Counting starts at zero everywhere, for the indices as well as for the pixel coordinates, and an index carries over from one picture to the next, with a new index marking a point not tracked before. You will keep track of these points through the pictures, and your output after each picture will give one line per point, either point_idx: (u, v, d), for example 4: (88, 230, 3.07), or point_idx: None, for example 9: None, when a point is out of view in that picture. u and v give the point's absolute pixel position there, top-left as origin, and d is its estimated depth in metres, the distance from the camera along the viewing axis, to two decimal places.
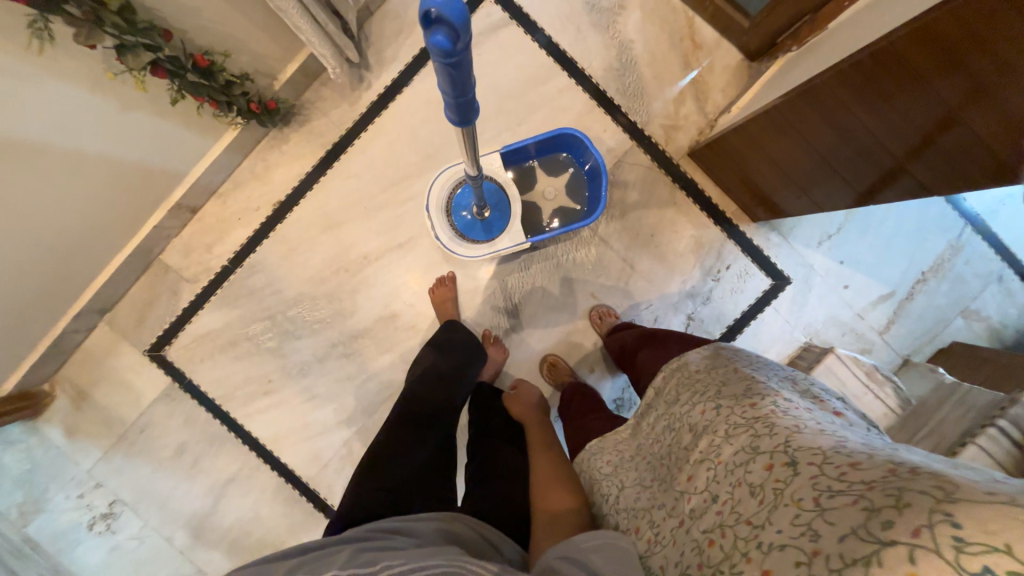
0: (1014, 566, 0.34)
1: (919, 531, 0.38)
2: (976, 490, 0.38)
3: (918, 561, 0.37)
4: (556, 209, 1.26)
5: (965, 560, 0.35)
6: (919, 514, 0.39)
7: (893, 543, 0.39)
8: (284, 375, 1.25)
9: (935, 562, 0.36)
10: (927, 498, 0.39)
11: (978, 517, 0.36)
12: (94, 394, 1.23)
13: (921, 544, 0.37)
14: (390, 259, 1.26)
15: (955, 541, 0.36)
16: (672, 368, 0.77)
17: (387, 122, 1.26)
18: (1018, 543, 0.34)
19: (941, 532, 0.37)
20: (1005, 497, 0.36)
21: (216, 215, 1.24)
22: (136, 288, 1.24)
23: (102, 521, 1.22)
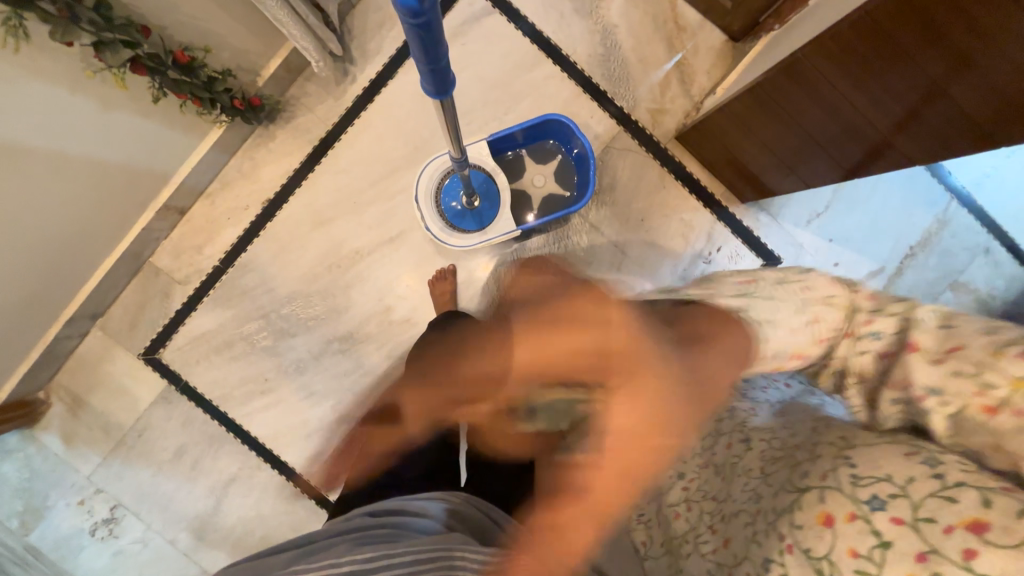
0: (893, 490, 0.44)
1: (826, 475, 0.49)
2: (873, 437, 0.50)
3: (828, 498, 0.48)
4: (546, 197, 1.26)
5: (860, 491, 0.46)
6: (829, 459, 0.51)
7: (807, 490, 0.50)
8: (281, 373, 1.24)
9: (842, 498, 0.47)
10: (835, 451, 0.51)
11: (872, 458, 0.47)
12: (90, 399, 1.23)
13: (829, 485, 0.49)
14: (382, 254, 1.26)
15: (853, 476, 0.47)
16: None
17: (373, 117, 1.26)
18: (898, 472, 0.45)
19: (841, 470, 0.48)
20: (897, 442, 0.48)
21: (205, 215, 1.24)
22: (127, 292, 1.24)
23: (104, 527, 1.22)
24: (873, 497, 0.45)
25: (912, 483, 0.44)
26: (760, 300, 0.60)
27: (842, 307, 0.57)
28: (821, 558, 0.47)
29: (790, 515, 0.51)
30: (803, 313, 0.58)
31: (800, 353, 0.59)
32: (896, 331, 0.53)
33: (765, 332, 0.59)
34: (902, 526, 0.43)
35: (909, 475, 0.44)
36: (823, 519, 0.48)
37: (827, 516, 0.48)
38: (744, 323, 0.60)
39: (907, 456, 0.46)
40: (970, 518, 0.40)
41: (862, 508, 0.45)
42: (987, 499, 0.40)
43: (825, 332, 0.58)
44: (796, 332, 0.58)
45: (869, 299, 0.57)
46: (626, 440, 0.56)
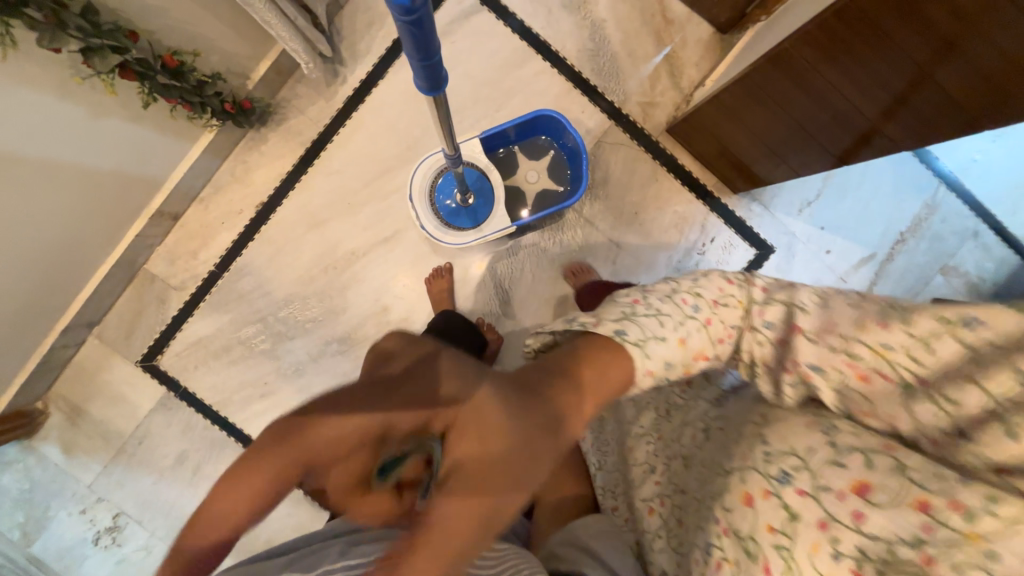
0: (796, 463, 0.53)
1: (747, 456, 0.58)
2: (781, 411, 0.59)
3: (749, 479, 0.56)
4: (539, 192, 1.27)
5: (772, 468, 0.54)
6: (749, 440, 0.59)
7: (736, 472, 0.58)
8: (280, 376, 1.24)
9: (758, 476, 0.55)
10: (755, 431, 0.59)
11: (782, 436, 0.56)
12: (88, 408, 1.23)
13: (749, 465, 0.57)
14: (377, 254, 1.26)
15: (767, 454, 0.56)
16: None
17: (365, 117, 1.26)
18: (800, 445, 0.54)
19: (759, 448, 0.57)
20: (799, 414, 0.57)
21: (199, 220, 1.23)
22: (123, 300, 1.23)
23: (107, 535, 1.22)
24: (782, 473, 0.53)
25: (810, 454, 0.52)
26: (655, 322, 0.58)
27: (743, 305, 0.61)
28: (744, 535, 0.54)
29: (722, 500, 0.58)
30: (700, 323, 0.59)
31: (704, 354, 0.60)
32: (783, 318, 0.58)
33: (663, 352, 0.57)
34: (803, 496, 0.51)
35: (810, 446, 0.53)
36: (745, 498, 0.55)
37: (747, 494, 0.55)
38: (640, 350, 0.56)
39: (807, 429, 0.54)
40: (856, 479, 0.49)
41: (774, 484, 0.53)
42: (868, 463, 0.49)
43: (727, 330, 0.61)
44: (696, 344, 0.59)
45: (760, 291, 0.61)
46: (468, 481, 0.41)
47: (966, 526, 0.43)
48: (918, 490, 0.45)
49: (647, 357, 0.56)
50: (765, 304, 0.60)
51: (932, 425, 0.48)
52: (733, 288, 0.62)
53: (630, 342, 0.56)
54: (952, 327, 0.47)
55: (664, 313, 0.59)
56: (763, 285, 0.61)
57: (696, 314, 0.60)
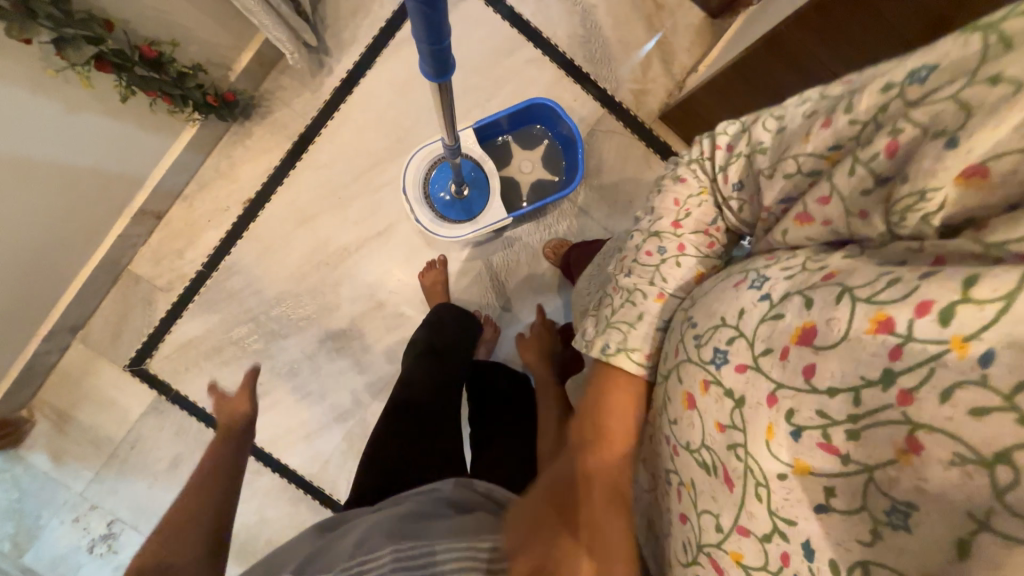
0: (732, 334, 0.41)
1: (677, 347, 0.46)
2: (711, 279, 0.47)
3: (686, 375, 0.44)
4: (534, 182, 1.25)
5: (702, 352, 0.43)
6: (678, 327, 0.48)
7: (672, 373, 0.47)
8: (275, 375, 1.22)
9: (694, 368, 0.43)
10: (682, 314, 0.48)
11: (707, 309, 0.44)
12: (76, 415, 1.19)
13: (681, 360, 0.45)
14: (371, 248, 1.24)
15: (696, 338, 0.44)
16: (576, 301, 0.87)
17: (353, 109, 1.23)
18: (729, 312, 0.42)
19: (689, 329, 0.45)
20: (731, 273, 0.45)
21: (183, 218, 1.20)
22: (106, 303, 1.19)
23: (102, 543, 1.19)
24: (715, 353, 0.42)
25: (742, 316, 0.41)
26: (628, 308, 0.52)
27: (706, 195, 0.51)
28: (697, 448, 0.43)
29: (665, 410, 0.47)
30: (673, 265, 0.51)
31: (702, 273, 0.51)
32: (746, 170, 0.46)
33: (651, 326, 0.51)
34: (745, 372, 0.40)
35: (739, 309, 0.41)
36: (686, 402, 0.44)
37: (688, 399, 0.44)
38: (626, 355, 0.52)
39: (735, 287, 0.43)
40: (798, 328, 0.37)
41: (711, 371, 0.42)
42: (808, 300, 0.37)
43: (705, 231, 0.51)
44: (685, 283, 0.51)
45: (722, 151, 0.49)
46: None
47: (944, 332, 0.29)
48: (869, 306, 0.33)
49: (636, 353, 0.52)
50: (726, 167, 0.48)
51: (880, 217, 0.35)
52: (689, 183, 0.52)
53: (614, 353, 0.52)
54: (894, 93, 0.34)
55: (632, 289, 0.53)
56: (727, 142, 0.49)
57: (668, 250, 0.51)
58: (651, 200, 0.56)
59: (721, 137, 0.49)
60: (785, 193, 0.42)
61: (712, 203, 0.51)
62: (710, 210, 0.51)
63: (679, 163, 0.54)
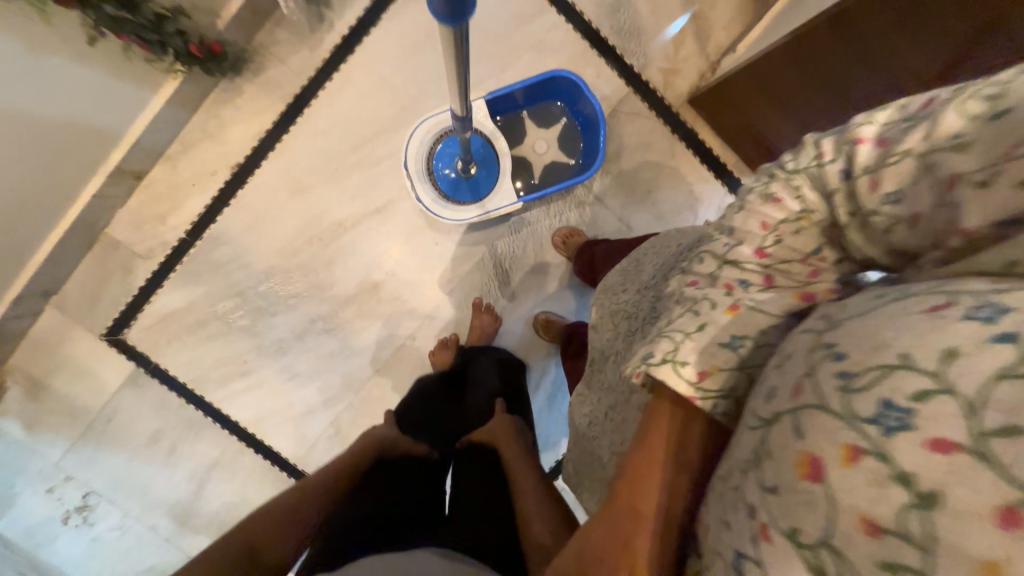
0: (930, 385, 0.27)
1: (801, 387, 0.32)
2: (863, 302, 0.33)
3: (821, 430, 0.30)
4: (549, 164, 1.16)
5: (858, 402, 0.30)
6: (797, 362, 0.34)
7: (778, 420, 0.33)
8: (261, 354, 1.16)
9: (832, 423, 0.30)
10: (812, 339, 0.34)
11: (868, 332, 0.31)
12: (51, 383, 1.13)
13: (805, 404, 0.32)
14: (368, 225, 1.16)
15: (842, 382, 0.30)
16: (602, 295, 0.79)
17: (354, 71, 1.12)
18: (919, 350, 0.28)
19: (825, 367, 0.32)
20: (908, 293, 0.31)
21: (166, 181, 1.11)
22: (84, 267, 1.11)
23: (77, 514, 1.15)
24: (887, 410, 0.28)
25: (951, 360, 0.27)
26: (688, 318, 0.42)
27: (808, 220, 0.39)
28: (819, 544, 0.30)
29: (759, 469, 0.33)
30: (757, 283, 0.40)
31: (804, 295, 0.40)
32: (915, 177, 0.33)
33: (710, 340, 0.41)
34: (950, 455, 0.26)
35: (947, 348, 0.27)
36: (808, 470, 0.30)
37: (813, 460, 0.30)
38: (673, 367, 0.41)
39: (934, 312, 0.29)
40: None
41: (869, 435, 0.29)
42: None
43: (805, 255, 0.40)
44: (782, 304, 0.40)
45: (865, 147, 0.35)
46: None
47: None
48: None
49: (687, 367, 0.41)
50: (876, 169, 0.35)
51: None
52: (785, 205, 0.39)
53: (659, 365, 0.42)
54: None
55: (699, 299, 0.43)
56: (878, 134, 0.35)
57: (751, 261, 0.41)
58: (728, 218, 0.44)
59: (862, 128, 0.36)
60: (1013, 212, 0.30)
61: (823, 222, 0.39)
62: (817, 233, 0.39)
63: (775, 174, 0.41)
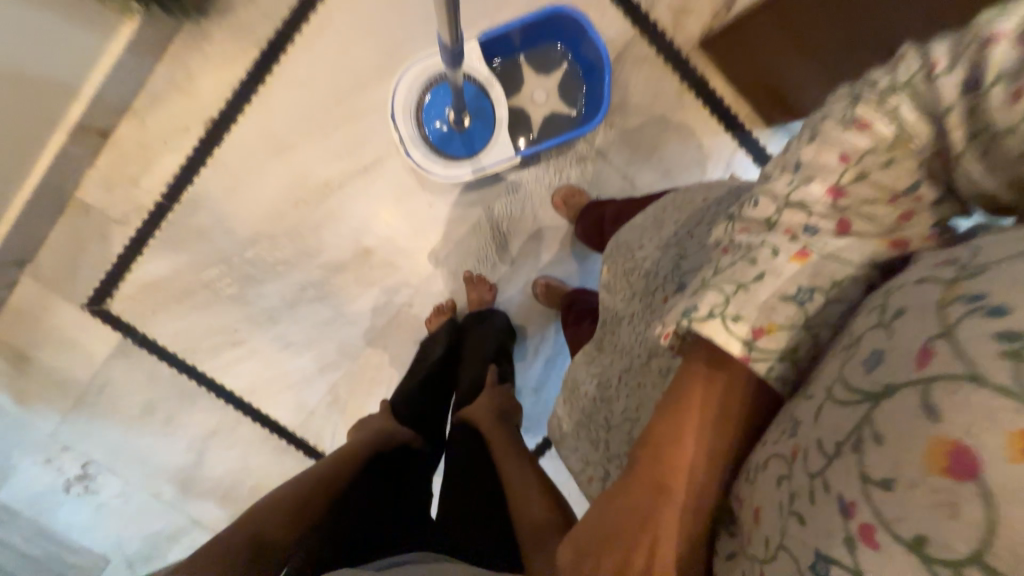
0: None
1: (930, 353, 0.28)
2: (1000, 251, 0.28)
3: (966, 407, 0.26)
4: (549, 116, 1.07)
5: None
6: (926, 321, 0.29)
7: (894, 394, 0.29)
8: (252, 323, 1.12)
9: (992, 401, 0.26)
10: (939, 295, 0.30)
11: None
12: (35, 356, 1.09)
13: (941, 373, 0.28)
14: (357, 186, 1.09)
15: (1009, 347, 0.26)
16: (612, 257, 0.75)
17: (334, 14, 1.03)
18: None
19: (975, 326, 0.27)
20: None
21: (136, 139, 1.03)
22: (55, 234, 1.05)
23: (78, 483, 1.13)
24: None
25: None
26: (742, 267, 0.39)
27: (906, 148, 0.35)
28: (966, 561, 0.26)
29: (860, 457, 0.30)
30: (828, 229, 0.37)
31: (893, 241, 0.37)
32: None
33: (773, 293, 0.37)
34: None
35: None
36: (951, 464, 0.26)
37: (954, 446, 0.26)
38: (721, 323, 0.38)
39: None
40: None
41: None
42: None
43: (896, 193, 0.36)
44: (865, 251, 0.37)
45: (1002, 47, 0.30)
46: None
47: None
48: None
49: (740, 324, 0.38)
50: (1018, 75, 0.30)
51: None
52: (874, 130, 0.36)
53: (703, 319, 0.38)
54: None
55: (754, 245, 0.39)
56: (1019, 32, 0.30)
57: (823, 202, 0.37)
58: (796, 152, 0.40)
59: (994, 26, 0.31)
60: None
61: (924, 150, 0.35)
62: (913, 165, 0.35)
63: (857, 99, 0.37)
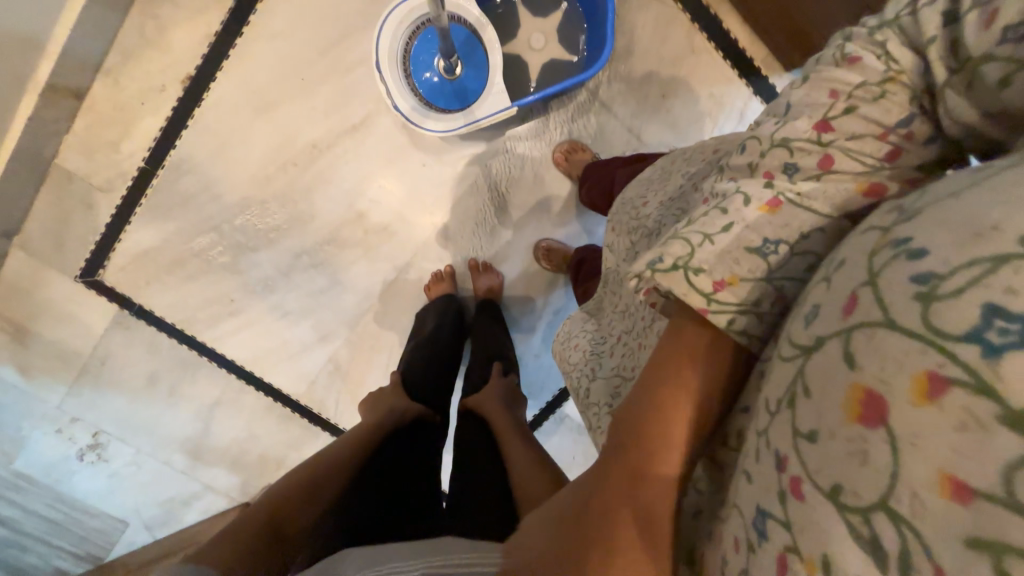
0: None
1: (855, 302, 0.27)
2: (947, 187, 0.26)
3: (878, 353, 0.25)
4: (547, 63, 1.00)
5: (938, 310, 0.23)
6: (856, 268, 0.27)
7: (822, 345, 0.28)
8: (247, 292, 1.10)
9: (900, 343, 0.24)
10: (879, 236, 0.27)
11: (961, 218, 0.24)
12: (34, 329, 1.08)
13: (859, 320, 0.26)
14: (346, 146, 1.04)
15: (922, 288, 0.24)
16: (619, 215, 0.70)
17: None
18: None
19: (894, 270, 0.25)
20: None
21: (112, 100, 0.98)
22: (39, 204, 1.02)
23: (90, 452, 1.14)
24: (988, 317, 0.22)
25: None
26: (713, 216, 0.36)
27: (897, 81, 0.32)
28: (872, 507, 0.24)
29: (792, 411, 0.29)
30: (806, 168, 0.34)
31: (870, 188, 0.33)
32: None
33: (737, 244, 0.35)
34: None
35: None
36: (861, 412, 0.25)
37: (867, 393, 0.25)
38: (683, 275, 0.36)
39: None
40: None
41: (948, 350, 0.22)
42: None
43: (886, 129, 0.33)
44: (836, 199, 0.34)
45: None
46: None
47: None
48: None
49: (702, 277, 0.35)
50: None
51: None
52: (865, 64, 0.34)
53: (667, 272, 0.36)
54: None
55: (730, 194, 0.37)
56: None
57: (808, 137, 0.34)
58: (789, 96, 0.37)
59: None
60: None
61: (915, 85, 0.32)
62: (905, 99, 0.32)
63: (853, 37, 0.36)
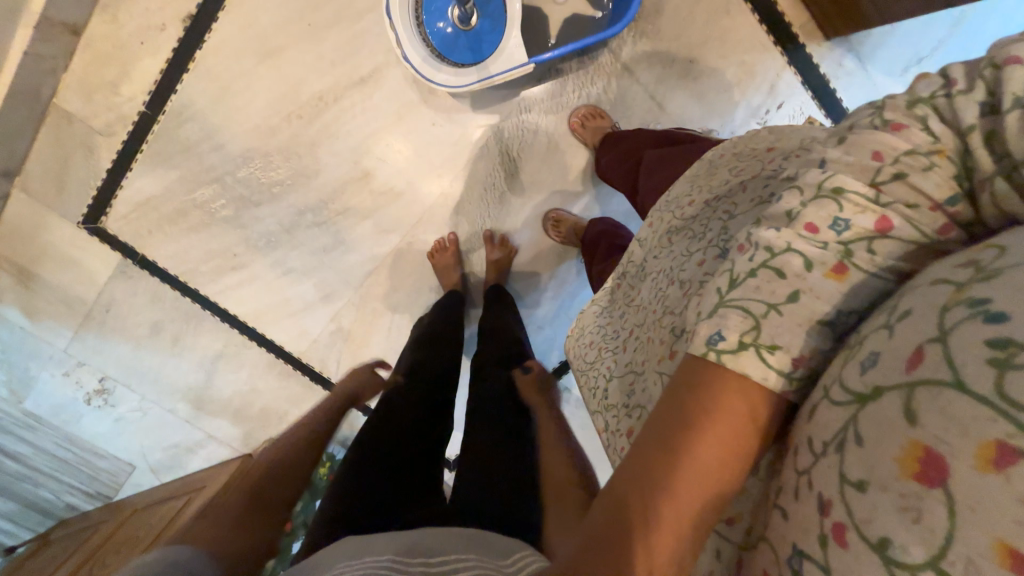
0: None
1: (921, 356, 0.25)
2: None
3: (944, 413, 0.23)
4: (569, 19, 0.94)
5: (1009, 380, 0.22)
6: (924, 322, 0.26)
7: (879, 396, 0.26)
8: (250, 248, 1.08)
9: (966, 406, 0.23)
10: (950, 292, 0.25)
11: None
12: (38, 272, 1.07)
13: (925, 376, 0.24)
14: (353, 99, 0.99)
15: (995, 354, 0.22)
16: (659, 210, 0.65)
17: None
18: None
19: (967, 329, 0.23)
20: None
21: (111, 38, 0.94)
22: (38, 146, 0.99)
23: (97, 397, 1.16)
24: None
25: None
26: (769, 282, 0.31)
27: (945, 155, 0.29)
28: (922, 565, 0.23)
29: (840, 455, 0.27)
30: (863, 228, 0.30)
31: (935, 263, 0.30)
32: None
33: (809, 319, 0.31)
34: None
35: None
36: (918, 469, 0.24)
37: (927, 452, 0.24)
38: (756, 355, 0.31)
39: None
40: None
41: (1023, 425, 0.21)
42: None
43: (935, 203, 0.29)
44: (879, 258, 0.30)
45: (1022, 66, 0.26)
46: None
47: None
48: None
49: (779, 356, 0.31)
50: None
51: None
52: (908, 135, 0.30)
53: (732, 353, 0.32)
54: None
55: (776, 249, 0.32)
56: None
57: (864, 193, 0.30)
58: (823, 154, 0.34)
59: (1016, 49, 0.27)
60: None
61: (958, 165, 0.29)
62: (951, 177, 0.29)
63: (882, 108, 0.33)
